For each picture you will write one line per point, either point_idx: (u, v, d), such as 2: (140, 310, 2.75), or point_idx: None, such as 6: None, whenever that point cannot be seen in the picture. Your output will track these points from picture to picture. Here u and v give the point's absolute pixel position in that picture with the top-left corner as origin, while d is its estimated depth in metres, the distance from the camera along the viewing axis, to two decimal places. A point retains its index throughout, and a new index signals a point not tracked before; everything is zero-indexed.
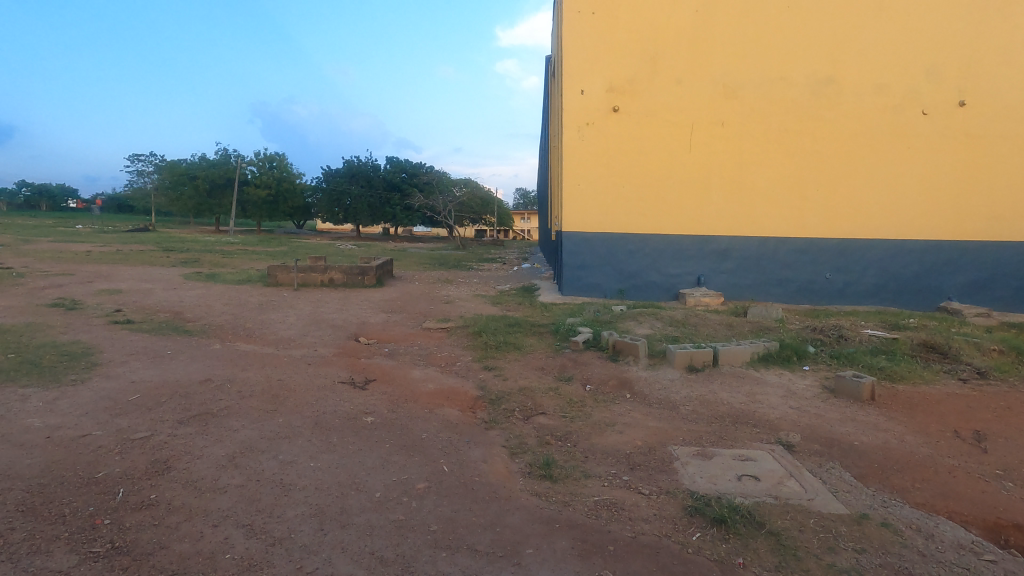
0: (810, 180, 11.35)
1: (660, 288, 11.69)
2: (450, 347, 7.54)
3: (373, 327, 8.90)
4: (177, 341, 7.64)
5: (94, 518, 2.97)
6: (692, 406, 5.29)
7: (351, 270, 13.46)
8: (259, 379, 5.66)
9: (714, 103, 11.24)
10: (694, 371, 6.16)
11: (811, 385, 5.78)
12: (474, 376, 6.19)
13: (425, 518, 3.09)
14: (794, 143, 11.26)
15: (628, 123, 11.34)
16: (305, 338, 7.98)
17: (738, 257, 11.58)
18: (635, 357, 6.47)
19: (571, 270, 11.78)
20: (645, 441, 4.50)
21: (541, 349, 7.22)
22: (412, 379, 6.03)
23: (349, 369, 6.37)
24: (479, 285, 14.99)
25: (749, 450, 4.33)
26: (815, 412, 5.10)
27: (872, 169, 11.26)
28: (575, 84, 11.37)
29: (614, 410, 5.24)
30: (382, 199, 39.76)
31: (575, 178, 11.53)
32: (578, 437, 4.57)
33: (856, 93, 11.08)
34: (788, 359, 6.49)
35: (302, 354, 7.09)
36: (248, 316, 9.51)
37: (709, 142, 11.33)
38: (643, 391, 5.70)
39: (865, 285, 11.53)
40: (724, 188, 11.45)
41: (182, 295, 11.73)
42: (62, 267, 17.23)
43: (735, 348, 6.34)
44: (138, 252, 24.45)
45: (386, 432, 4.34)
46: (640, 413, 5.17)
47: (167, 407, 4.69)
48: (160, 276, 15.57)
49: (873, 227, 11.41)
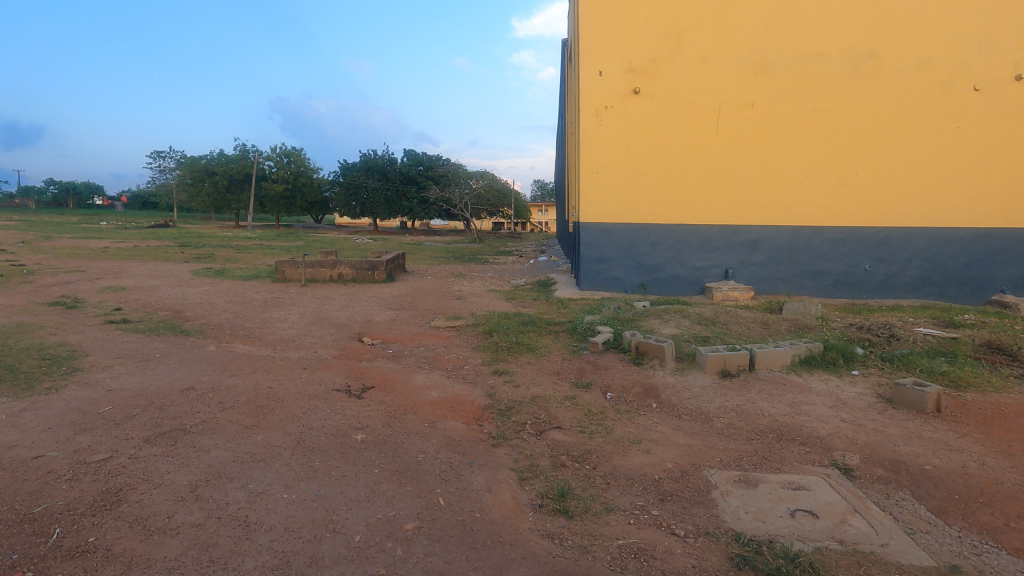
0: (848, 165, 10.50)
1: (684, 282, 10.98)
2: (458, 348, 6.98)
3: (378, 326, 8.37)
4: (170, 342, 7.20)
5: (14, 570, 2.47)
6: (728, 419, 4.65)
7: (360, 264, 13.01)
8: (247, 387, 5.16)
9: (742, 82, 10.45)
10: (728, 376, 5.50)
11: (863, 394, 5.08)
12: (482, 383, 5.63)
13: (411, 572, 2.54)
14: (829, 124, 10.42)
15: (650, 106, 10.60)
16: (305, 339, 7.48)
17: (768, 249, 10.80)
18: (660, 360, 5.83)
19: (590, 263, 11.13)
20: (676, 462, 3.88)
21: (557, 350, 6.61)
22: (414, 386, 5.48)
23: (347, 374, 5.85)
24: (493, 279, 14.44)
25: (799, 476, 3.69)
26: (873, 427, 4.41)
27: (915, 152, 10.37)
28: (593, 64, 10.64)
29: (638, 423, 4.63)
30: (398, 192, 39.37)
31: (593, 166, 10.86)
32: (598, 458, 3.98)
33: (900, 69, 10.19)
34: (834, 363, 5.79)
35: (299, 357, 6.59)
36: (248, 315, 9.06)
37: (738, 126, 10.55)
38: (671, 401, 5.08)
39: (909, 277, 10.66)
40: (753, 175, 10.67)
41: (187, 292, 11.37)
42: (75, 264, 17.09)
43: (774, 349, 5.67)
44: (153, 249, 24.28)
45: (377, 453, 3.78)
46: (668, 428, 4.54)
47: (137, 421, 4.19)
48: (170, 272, 15.33)
49: (917, 215, 10.52)
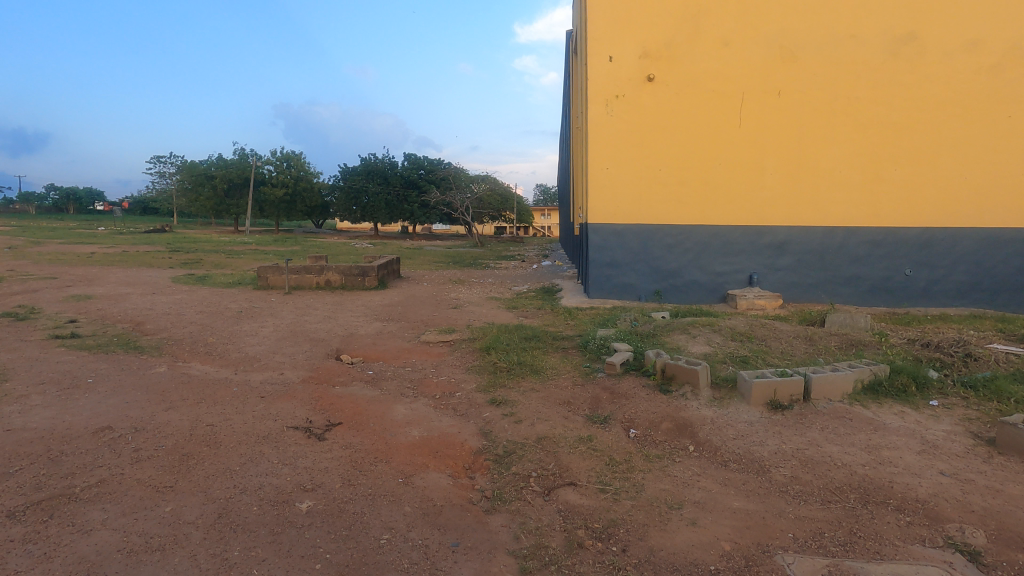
0: (886, 159, 9.47)
1: (704, 289, 9.95)
2: (450, 370, 5.94)
3: (361, 341, 7.34)
4: (115, 362, 6.17)
5: None
6: (791, 471, 3.60)
7: (350, 270, 12.02)
8: (181, 426, 4.14)
9: (767, 68, 9.43)
10: (780, 410, 4.45)
11: (955, 436, 4.03)
12: (476, 416, 4.60)
13: None
14: (866, 113, 9.39)
15: (666, 94, 9.60)
16: (274, 358, 6.45)
17: (797, 252, 9.76)
18: (693, 388, 4.79)
19: (599, 268, 10.12)
20: (734, 543, 2.84)
21: (566, 373, 5.58)
22: (392, 421, 4.43)
23: (312, 404, 4.82)
24: (494, 285, 13.40)
25: (913, 567, 2.64)
26: (986, 484, 3.36)
27: (961, 144, 9.33)
28: (603, 49, 9.63)
29: (674, 475, 3.59)
30: (399, 197, 38.40)
31: (603, 161, 9.84)
32: (628, 532, 2.95)
33: (944, 52, 9.15)
34: (905, 391, 4.75)
35: (260, 381, 5.55)
36: (216, 328, 8.02)
37: (763, 116, 9.54)
38: (712, 442, 4.04)
39: (954, 284, 9.61)
40: (780, 171, 9.65)
41: (157, 301, 10.34)
42: (49, 270, 16.06)
43: (834, 376, 4.61)
44: (139, 254, 23.23)
45: (327, 533, 2.75)
46: (715, 483, 3.50)
47: (13, 481, 3.16)
48: (149, 278, 14.32)
49: (963, 214, 9.46)
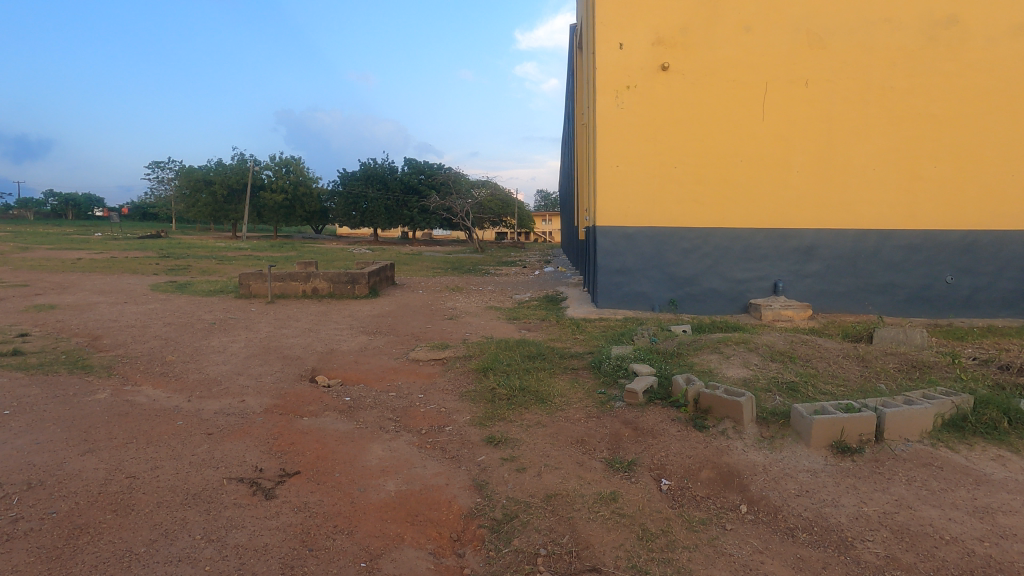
0: (924, 156, 8.60)
1: (724, 298, 9.07)
2: (440, 396, 5.05)
3: (341, 359, 6.45)
4: (49, 386, 5.27)
5: None
6: (886, 549, 2.71)
7: (338, 277, 11.16)
8: (91, 479, 3.24)
9: (793, 55, 8.58)
10: (846, 454, 3.56)
11: None
12: (469, 460, 3.71)
13: None
14: (902, 105, 8.53)
15: (682, 85, 8.77)
16: (238, 381, 5.55)
17: (827, 257, 8.88)
18: (736, 424, 3.89)
19: (609, 275, 9.24)
20: None
21: (578, 401, 4.69)
22: (363, 469, 3.53)
23: (268, 444, 3.93)
24: (494, 293, 12.48)
25: None
26: None
27: (1008, 139, 8.46)
28: (612, 35, 8.78)
29: (730, 554, 2.69)
30: (399, 202, 37.59)
31: (613, 158, 8.99)
32: None
33: (989, 38, 8.29)
34: (997, 429, 3.85)
35: (213, 411, 4.66)
36: (180, 344, 7.12)
37: (788, 108, 8.69)
38: (770, 501, 3.15)
39: (1000, 292, 8.72)
40: (807, 168, 8.79)
41: (125, 312, 9.45)
42: (25, 277, 15.23)
43: (911, 410, 3.72)
44: (129, 260, 22.46)
45: None
46: (788, 567, 2.60)
47: None
48: (127, 285, 13.46)
49: (1010, 216, 8.58)
